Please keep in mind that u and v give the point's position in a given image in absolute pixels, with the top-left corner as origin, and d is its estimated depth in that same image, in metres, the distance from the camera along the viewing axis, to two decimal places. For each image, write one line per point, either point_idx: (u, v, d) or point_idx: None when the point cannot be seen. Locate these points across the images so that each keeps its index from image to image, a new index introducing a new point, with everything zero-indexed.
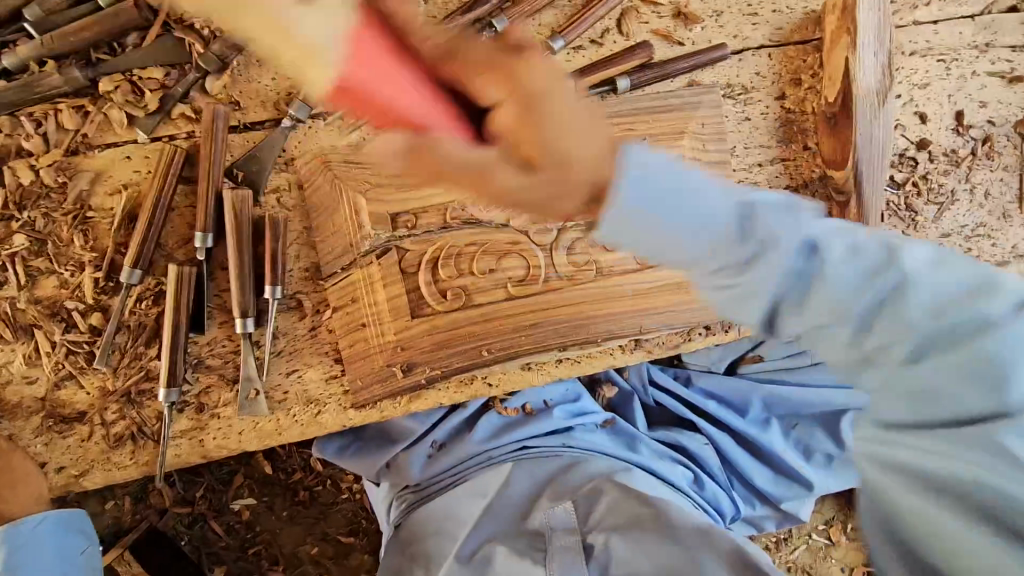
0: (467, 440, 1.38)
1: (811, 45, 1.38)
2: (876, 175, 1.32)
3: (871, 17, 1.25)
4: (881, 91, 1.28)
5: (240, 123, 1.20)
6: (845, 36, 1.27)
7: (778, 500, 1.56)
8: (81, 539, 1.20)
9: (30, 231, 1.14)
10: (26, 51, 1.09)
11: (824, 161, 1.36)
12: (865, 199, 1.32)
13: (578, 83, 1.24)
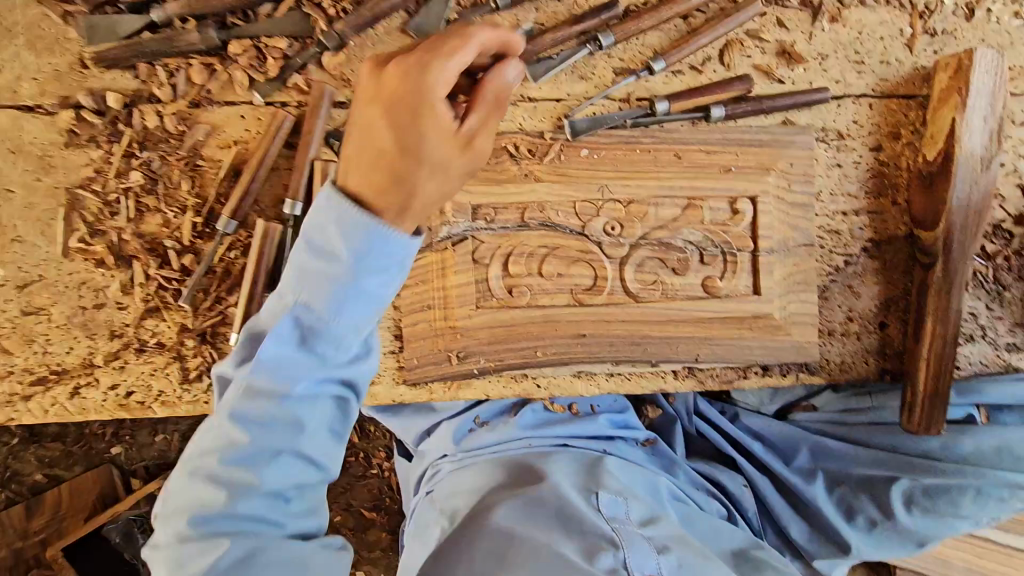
0: (513, 422, 1.43)
1: (916, 101, 1.35)
2: (968, 243, 1.26)
3: (985, 80, 1.22)
4: (988, 155, 1.23)
5: (347, 99, 1.27)
6: (955, 96, 1.25)
7: (811, 557, 1.46)
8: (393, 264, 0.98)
9: (146, 171, 1.23)
10: (172, 8, 1.19)
11: (914, 219, 1.32)
12: (952, 264, 1.27)
13: (670, 106, 1.27)
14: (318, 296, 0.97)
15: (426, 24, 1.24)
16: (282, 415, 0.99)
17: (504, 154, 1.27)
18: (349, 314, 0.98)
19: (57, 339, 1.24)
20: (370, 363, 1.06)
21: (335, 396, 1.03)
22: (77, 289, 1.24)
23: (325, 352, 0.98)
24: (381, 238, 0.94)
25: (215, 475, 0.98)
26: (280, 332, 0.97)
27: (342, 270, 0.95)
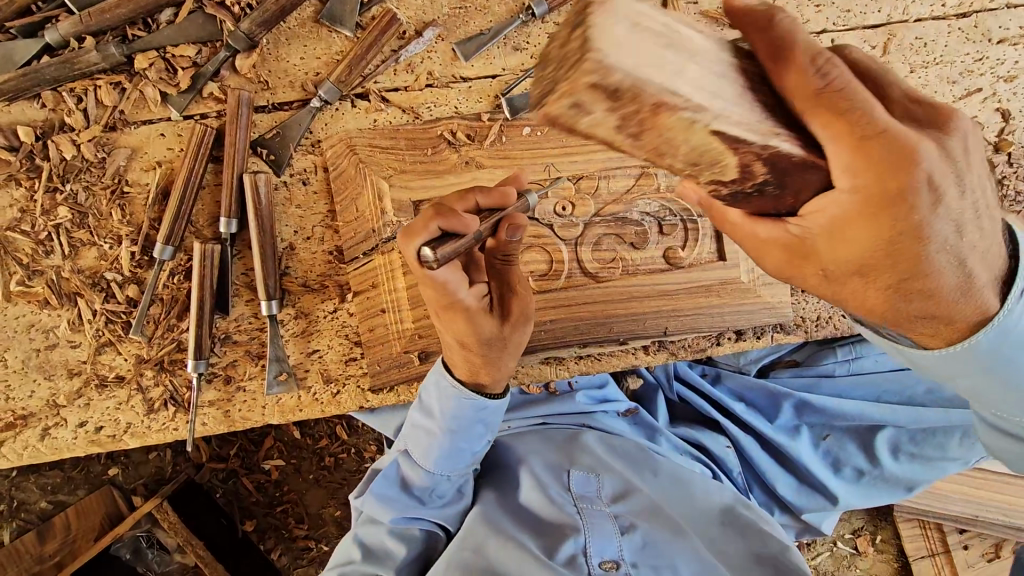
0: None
1: None
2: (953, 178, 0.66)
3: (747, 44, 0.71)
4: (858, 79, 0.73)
5: (269, 103, 1.19)
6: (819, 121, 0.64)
7: (800, 511, 1.45)
8: (483, 432, 1.15)
9: (72, 204, 1.19)
10: (66, 28, 1.11)
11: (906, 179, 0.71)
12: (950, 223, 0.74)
13: None
14: (423, 451, 1.14)
15: (339, 9, 1.16)
16: (383, 546, 1.15)
17: (442, 143, 1.21)
18: (466, 451, 1.15)
19: (16, 385, 1.23)
20: (463, 500, 1.22)
21: (427, 530, 1.18)
22: (27, 333, 1.22)
23: (452, 454, 1.14)
24: (469, 407, 1.09)
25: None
26: (384, 475, 1.15)
27: (450, 426, 1.10)
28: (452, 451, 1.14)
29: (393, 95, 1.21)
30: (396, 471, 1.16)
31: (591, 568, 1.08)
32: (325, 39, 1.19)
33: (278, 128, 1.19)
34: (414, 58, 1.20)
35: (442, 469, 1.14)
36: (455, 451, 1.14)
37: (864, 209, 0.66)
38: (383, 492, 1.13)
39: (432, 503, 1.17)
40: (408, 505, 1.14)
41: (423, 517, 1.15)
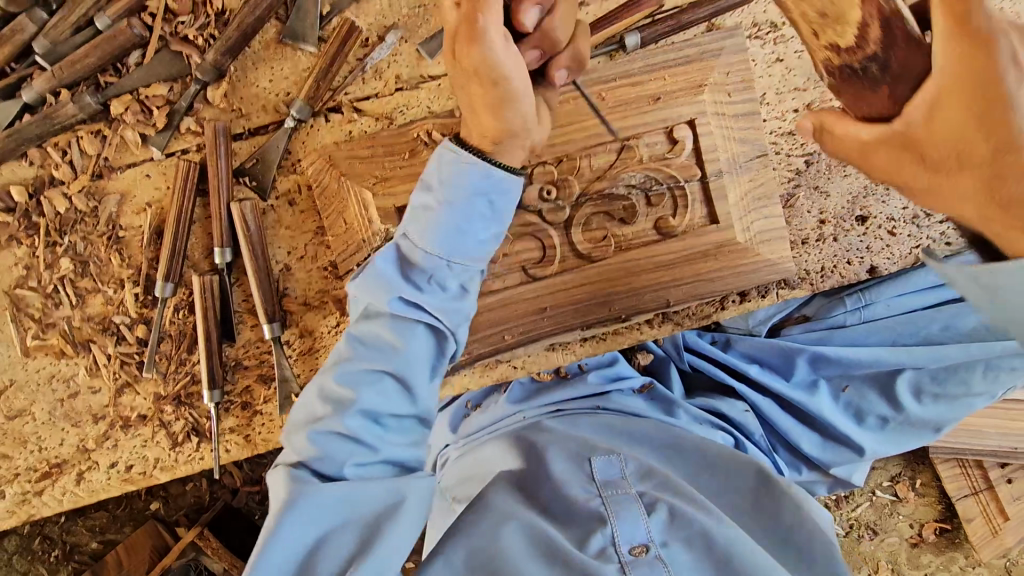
0: (502, 398, 1.46)
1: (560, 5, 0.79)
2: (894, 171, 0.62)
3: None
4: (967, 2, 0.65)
5: (246, 130, 1.21)
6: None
7: (828, 467, 1.44)
8: (484, 220, 0.89)
9: (73, 255, 1.22)
10: (40, 84, 1.14)
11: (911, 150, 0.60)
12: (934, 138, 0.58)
13: None
14: (422, 233, 0.88)
15: (300, 27, 1.16)
16: (342, 390, 0.87)
17: (418, 145, 1.19)
18: (440, 243, 0.87)
19: (46, 435, 1.28)
20: (470, 302, 0.91)
21: (428, 327, 0.89)
22: (49, 384, 1.26)
23: (451, 232, 0.87)
24: (460, 168, 0.86)
25: (320, 392, 0.89)
26: (383, 254, 0.90)
27: (451, 198, 0.86)
28: (446, 230, 0.87)
29: (366, 104, 1.21)
30: (396, 254, 0.90)
31: (621, 556, 1.04)
32: (290, 58, 1.19)
33: (257, 153, 1.20)
34: (380, 64, 1.20)
35: (439, 246, 0.87)
36: (445, 232, 0.87)
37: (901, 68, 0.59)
38: (374, 283, 0.88)
39: (433, 291, 0.89)
40: (413, 291, 0.88)
41: (427, 307, 0.88)
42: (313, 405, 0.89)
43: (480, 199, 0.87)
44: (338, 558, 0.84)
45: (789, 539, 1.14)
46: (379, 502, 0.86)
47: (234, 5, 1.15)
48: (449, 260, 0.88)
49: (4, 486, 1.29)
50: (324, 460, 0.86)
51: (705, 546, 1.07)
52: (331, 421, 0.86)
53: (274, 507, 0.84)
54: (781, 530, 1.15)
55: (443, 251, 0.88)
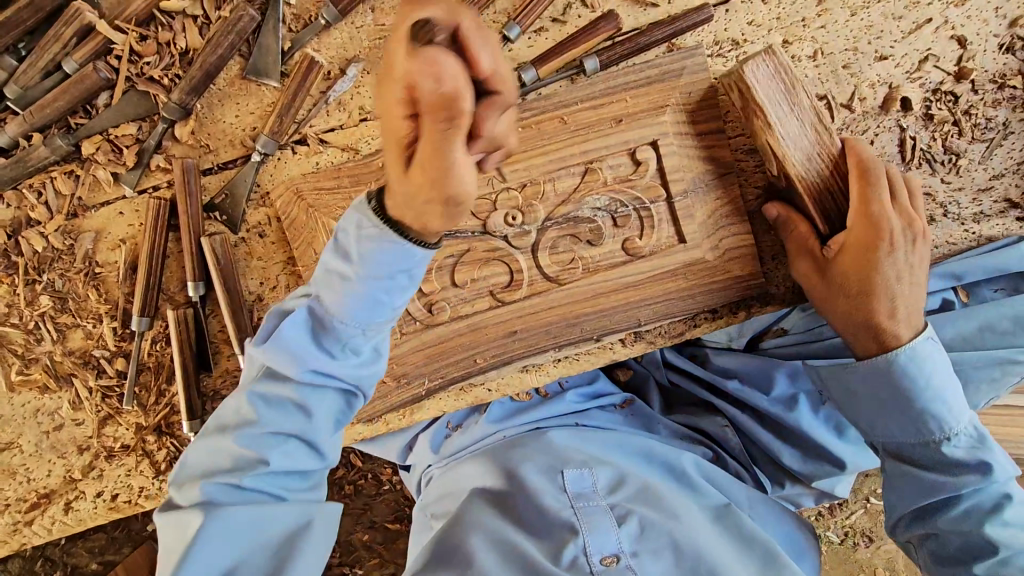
0: (481, 417, 1.42)
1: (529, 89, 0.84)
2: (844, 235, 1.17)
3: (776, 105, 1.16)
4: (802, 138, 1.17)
5: (214, 165, 1.23)
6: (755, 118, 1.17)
7: (810, 481, 1.42)
8: (396, 290, 0.93)
9: (52, 292, 1.25)
10: (13, 129, 1.17)
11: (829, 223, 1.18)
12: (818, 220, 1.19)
13: (538, 72, 1.18)
14: (337, 303, 0.93)
15: (262, 62, 1.18)
16: (263, 435, 0.96)
17: (383, 174, 1.20)
18: (359, 318, 0.94)
19: (34, 466, 1.31)
20: (379, 368, 1.01)
21: (338, 390, 1.00)
22: (35, 417, 1.30)
23: (370, 306, 0.93)
24: (383, 249, 0.87)
25: (217, 445, 0.98)
26: (292, 319, 0.94)
27: (363, 278, 0.91)
28: (366, 302, 0.92)
29: (331, 136, 1.23)
30: (306, 316, 0.95)
31: (593, 567, 1.05)
32: (255, 93, 1.21)
33: (225, 187, 1.22)
34: (344, 96, 1.22)
35: (354, 318, 0.94)
36: (359, 308, 0.93)
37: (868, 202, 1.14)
38: (275, 343, 0.94)
39: (342, 358, 0.97)
40: (315, 357, 0.95)
41: (338, 373, 0.97)
42: (212, 457, 0.98)
43: (396, 274, 0.90)
44: (257, 575, 0.95)
45: (752, 543, 1.18)
46: (296, 521, 0.99)
47: (197, 44, 1.17)
48: (364, 330, 0.95)
49: None
50: (233, 497, 0.96)
51: (675, 556, 1.11)
52: (233, 475, 0.96)
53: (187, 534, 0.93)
54: (746, 536, 1.19)
55: (352, 325, 0.94)
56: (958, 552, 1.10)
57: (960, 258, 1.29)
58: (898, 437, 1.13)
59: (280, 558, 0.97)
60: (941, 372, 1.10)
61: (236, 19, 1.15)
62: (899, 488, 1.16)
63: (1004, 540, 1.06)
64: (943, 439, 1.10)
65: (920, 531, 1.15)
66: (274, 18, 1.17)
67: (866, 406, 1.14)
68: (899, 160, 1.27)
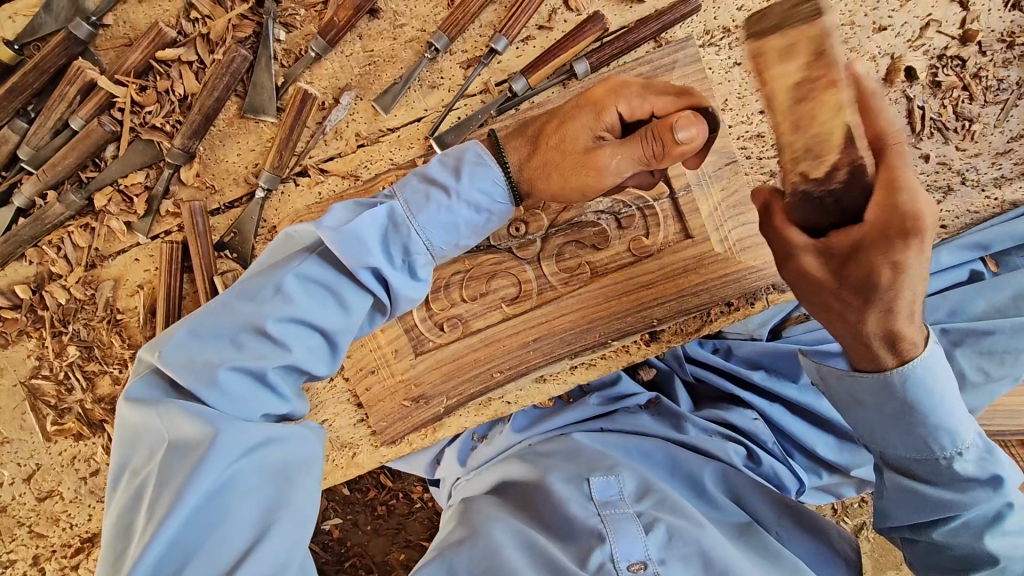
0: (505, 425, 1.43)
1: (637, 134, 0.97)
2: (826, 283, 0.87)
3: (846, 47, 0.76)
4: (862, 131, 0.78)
5: (221, 205, 1.25)
6: (833, 91, 0.76)
7: (847, 469, 1.39)
8: (469, 225, 1.02)
9: (79, 342, 1.29)
10: (29, 189, 1.21)
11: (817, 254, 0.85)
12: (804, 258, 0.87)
13: (510, 39, 1.18)
14: (418, 208, 0.98)
15: (258, 100, 1.20)
16: (285, 329, 0.88)
17: None
18: (431, 230, 0.98)
19: (75, 512, 1.35)
20: (419, 296, 1.00)
21: (375, 302, 0.98)
22: (72, 465, 1.34)
23: (437, 219, 0.98)
24: (487, 176, 1.01)
25: (223, 327, 0.87)
26: (376, 214, 0.95)
27: (463, 189, 0.99)
28: (438, 218, 0.98)
29: (330, 164, 1.24)
30: (387, 215, 0.97)
31: (620, 573, 1.03)
32: (254, 130, 1.24)
33: (234, 225, 1.25)
34: (340, 124, 1.23)
35: (426, 228, 0.98)
36: (433, 219, 0.98)
37: (850, 254, 0.82)
38: (350, 236, 0.91)
39: (398, 270, 0.97)
40: (382, 258, 0.94)
41: (391, 287, 0.97)
42: (215, 351, 0.86)
43: (484, 204, 1.01)
44: (251, 503, 0.81)
45: (779, 556, 1.15)
46: (292, 452, 0.86)
47: (195, 89, 1.20)
48: (430, 251, 0.99)
49: (44, 564, 1.36)
50: (230, 399, 0.84)
51: (703, 564, 1.08)
52: (250, 358, 0.86)
53: (174, 446, 0.80)
54: (774, 552, 1.16)
55: (423, 238, 0.98)
56: (957, 560, 0.93)
57: (985, 226, 1.26)
58: (900, 452, 0.92)
59: (277, 490, 0.83)
60: (949, 381, 0.87)
61: (229, 61, 1.18)
62: (892, 501, 0.95)
63: (1004, 552, 0.89)
64: (952, 455, 0.88)
65: (909, 534, 0.97)
66: (265, 56, 1.19)
67: (858, 409, 0.92)
68: (909, 133, 1.23)
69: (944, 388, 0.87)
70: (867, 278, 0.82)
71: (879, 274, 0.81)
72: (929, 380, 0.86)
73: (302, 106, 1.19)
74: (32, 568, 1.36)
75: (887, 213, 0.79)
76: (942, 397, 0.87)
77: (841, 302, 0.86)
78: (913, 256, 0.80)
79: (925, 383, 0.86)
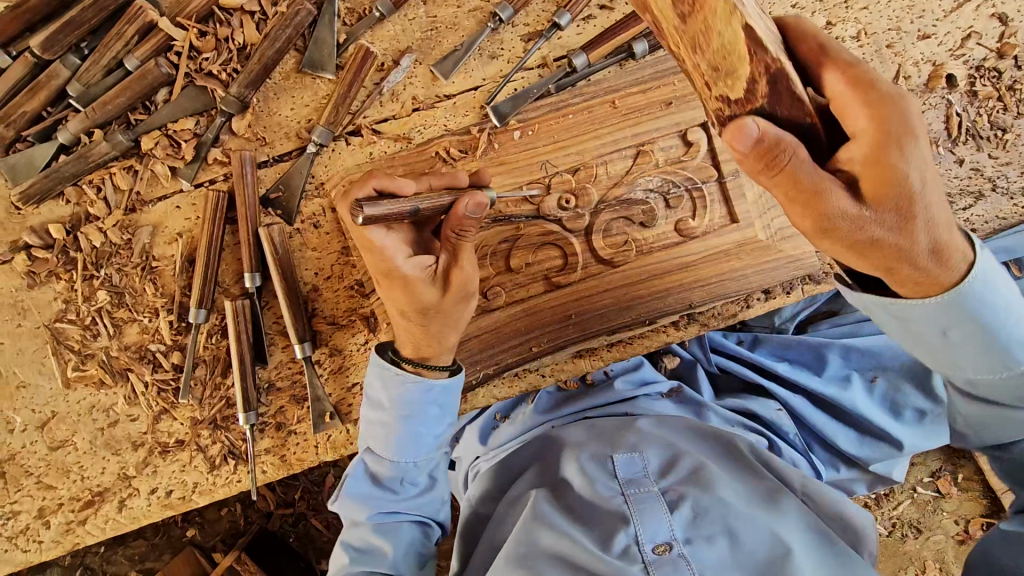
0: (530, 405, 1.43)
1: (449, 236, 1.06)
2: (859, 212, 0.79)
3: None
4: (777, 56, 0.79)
5: (269, 157, 1.25)
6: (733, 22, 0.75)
7: (867, 463, 1.42)
8: (442, 422, 1.18)
9: (109, 287, 1.26)
10: (75, 126, 1.19)
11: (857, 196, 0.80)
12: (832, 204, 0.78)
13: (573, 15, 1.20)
14: (382, 442, 1.17)
15: (318, 56, 1.21)
16: (367, 542, 1.16)
17: (436, 162, 1.22)
18: (412, 453, 1.17)
19: (88, 464, 1.31)
20: (435, 491, 1.22)
21: (412, 522, 1.20)
22: (90, 414, 1.30)
23: (416, 436, 1.16)
24: (412, 389, 1.13)
25: (354, 544, 1.17)
26: (354, 476, 1.17)
27: (401, 411, 1.14)
28: (411, 439, 1.16)
29: (383, 126, 1.25)
30: (365, 469, 1.18)
31: (645, 556, 1.06)
32: (310, 86, 1.24)
33: (282, 179, 1.24)
34: (397, 86, 1.24)
35: (402, 458, 1.17)
36: (413, 439, 1.16)
37: (867, 163, 0.79)
38: (357, 494, 1.16)
39: (404, 493, 1.19)
40: (383, 499, 1.17)
41: (402, 510, 1.18)
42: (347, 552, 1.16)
43: (433, 413, 1.16)
44: None
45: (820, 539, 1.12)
46: None
47: (255, 39, 1.20)
48: (415, 463, 1.18)
49: (49, 517, 1.31)
50: None
51: (730, 543, 1.08)
52: None
53: None
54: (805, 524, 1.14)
55: (407, 456, 1.17)
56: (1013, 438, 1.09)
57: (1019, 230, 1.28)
58: (969, 372, 0.95)
59: None
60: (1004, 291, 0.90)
61: (293, 14, 1.18)
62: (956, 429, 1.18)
63: None
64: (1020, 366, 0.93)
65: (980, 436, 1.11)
66: (329, 12, 1.20)
67: (937, 342, 0.92)
68: (945, 137, 1.28)
69: (1007, 294, 0.89)
70: (880, 186, 0.79)
71: (901, 179, 0.78)
72: (986, 294, 0.87)
73: (361, 64, 1.19)
74: (36, 521, 1.31)
75: (877, 107, 0.79)
76: (1006, 304, 0.89)
77: (892, 215, 0.80)
78: (919, 151, 0.79)
79: (982, 297, 0.87)
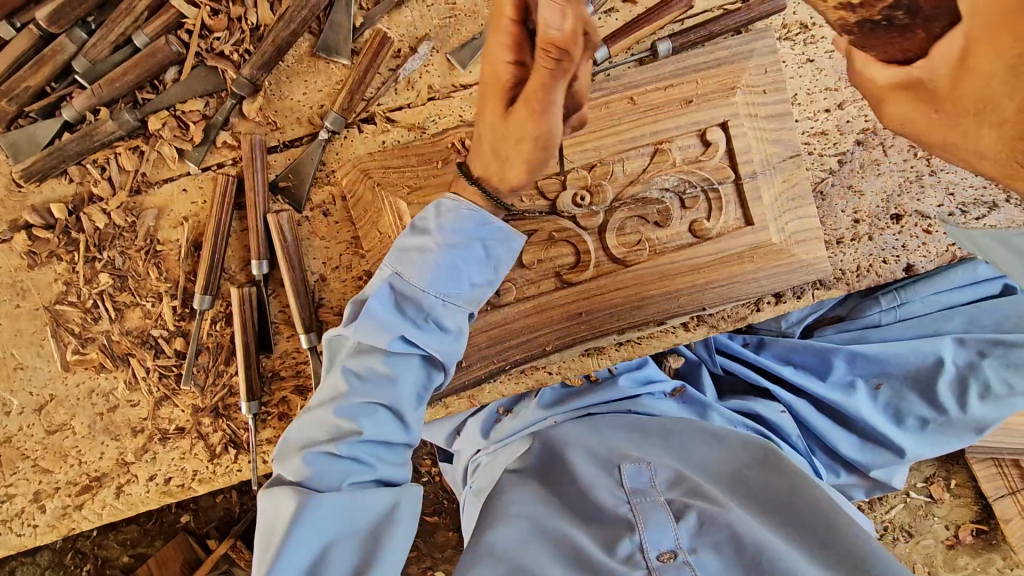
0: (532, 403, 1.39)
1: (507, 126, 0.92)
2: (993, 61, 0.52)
3: None
4: None
5: (281, 142, 1.22)
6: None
7: (867, 469, 1.42)
8: (489, 255, 1.02)
9: (112, 270, 1.23)
10: (80, 103, 1.15)
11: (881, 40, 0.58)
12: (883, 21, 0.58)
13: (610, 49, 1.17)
14: (416, 271, 1.00)
15: (333, 40, 1.18)
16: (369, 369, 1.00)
17: (452, 153, 1.19)
18: (438, 287, 1.00)
19: (86, 449, 1.28)
20: (460, 344, 1.05)
21: (423, 359, 1.03)
22: (89, 398, 1.27)
23: (450, 265, 1.00)
24: (463, 216, 0.99)
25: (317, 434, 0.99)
26: (378, 295, 1.00)
27: (445, 241, 0.98)
28: (445, 268, 1.00)
29: (398, 114, 1.22)
30: (389, 292, 1.01)
31: (649, 562, 0.96)
32: (324, 71, 1.21)
33: (293, 164, 1.21)
34: (413, 74, 1.22)
35: (433, 289, 1.00)
36: (446, 273, 1.00)
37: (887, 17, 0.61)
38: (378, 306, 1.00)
39: (426, 330, 1.01)
40: (402, 325, 0.99)
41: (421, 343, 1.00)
42: (319, 426, 1.01)
43: (485, 251, 1.02)
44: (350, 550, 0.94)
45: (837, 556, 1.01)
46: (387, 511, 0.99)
47: (269, 20, 1.17)
48: (442, 300, 1.01)
49: (44, 501, 1.29)
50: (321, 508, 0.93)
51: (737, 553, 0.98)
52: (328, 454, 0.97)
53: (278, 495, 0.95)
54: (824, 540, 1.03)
55: (438, 285, 1.00)
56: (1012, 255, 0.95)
57: None
58: None
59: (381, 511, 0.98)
60: None
61: None
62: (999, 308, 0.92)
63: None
64: None
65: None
66: None
67: None
68: None
69: None
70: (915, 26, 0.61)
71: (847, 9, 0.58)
72: None
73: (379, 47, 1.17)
74: (32, 505, 1.28)
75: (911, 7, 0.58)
76: None
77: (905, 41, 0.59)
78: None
79: None
